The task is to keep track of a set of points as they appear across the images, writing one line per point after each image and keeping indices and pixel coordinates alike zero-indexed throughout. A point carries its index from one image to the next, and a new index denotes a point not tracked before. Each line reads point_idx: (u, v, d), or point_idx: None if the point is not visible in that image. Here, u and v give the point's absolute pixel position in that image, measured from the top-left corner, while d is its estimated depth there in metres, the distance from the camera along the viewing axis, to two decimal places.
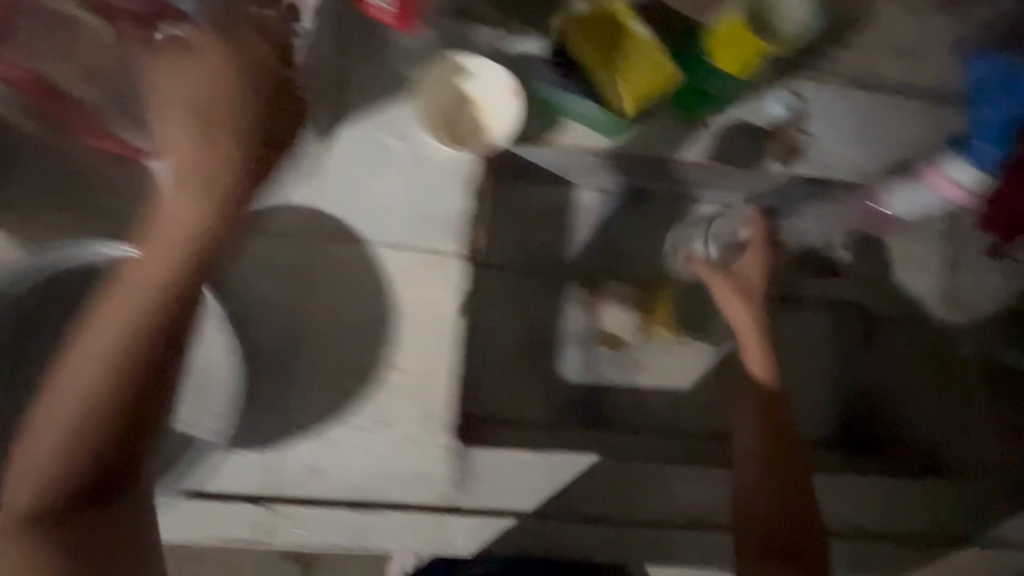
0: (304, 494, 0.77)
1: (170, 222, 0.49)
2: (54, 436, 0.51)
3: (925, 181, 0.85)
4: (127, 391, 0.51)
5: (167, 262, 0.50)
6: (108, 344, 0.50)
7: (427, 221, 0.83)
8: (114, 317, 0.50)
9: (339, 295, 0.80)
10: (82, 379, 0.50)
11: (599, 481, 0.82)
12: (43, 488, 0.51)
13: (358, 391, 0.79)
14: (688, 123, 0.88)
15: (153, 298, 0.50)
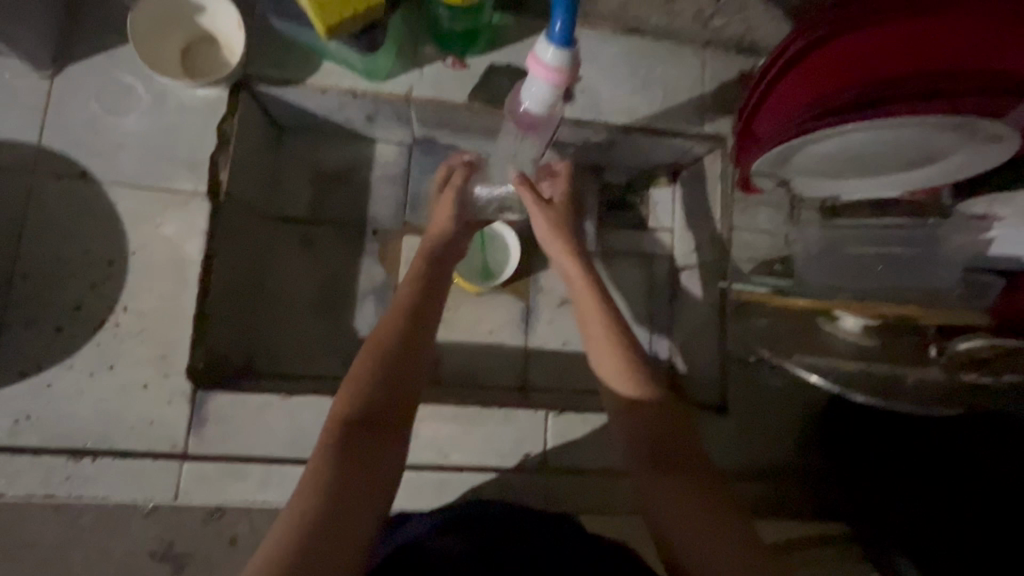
0: (12, 443, 0.71)
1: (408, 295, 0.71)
2: (319, 474, 0.53)
3: (528, 72, 0.52)
4: (367, 426, 0.58)
5: (411, 328, 0.67)
6: (368, 378, 0.62)
7: (165, 160, 0.79)
8: (373, 355, 0.64)
9: (63, 236, 0.76)
10: (342, 413, 0.59)
11: (465, 432, 0.81)
12: (308, 508, 0.51)
13: (80, 333, 0.74)
14: (452, 66, 0.87)
15: (401, 328, 0.67)
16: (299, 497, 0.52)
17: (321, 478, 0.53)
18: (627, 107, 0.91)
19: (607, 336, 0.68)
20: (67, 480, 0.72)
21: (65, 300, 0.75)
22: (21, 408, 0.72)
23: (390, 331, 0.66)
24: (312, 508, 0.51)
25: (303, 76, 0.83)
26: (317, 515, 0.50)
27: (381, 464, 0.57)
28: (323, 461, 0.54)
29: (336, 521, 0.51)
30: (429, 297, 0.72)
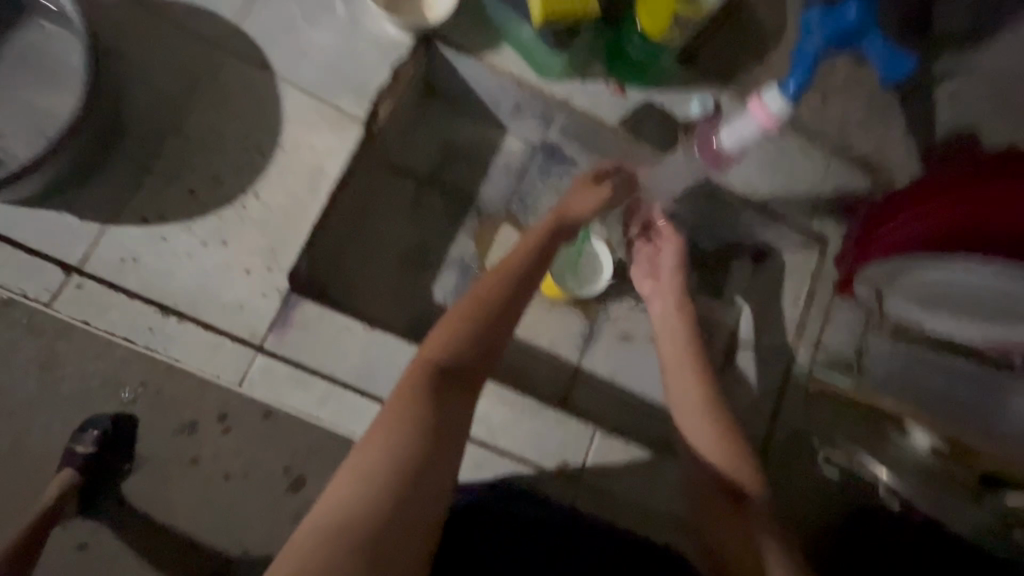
0: (110, 279, 0.73)
1: (494, 286, 0.68)
2: (382, 458, 0.51)
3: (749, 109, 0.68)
4: (445, 382, 0.59)
5: (500, 308, 0.66)
6: (448, 349, 0.61)
7: (339, 79, 0.83)
8: (460, 319, 0.64)
9: (224, 111, 0.79)
10: (410, 395, 0.56)
11: (516, 423, 0.83)
12: (368, 490, 0.49)
13: (208, 203, 0.77)
14: (613, 91, 0.93)
15: (496, 301, 0.66)
16: (356, 471, 0.50)
17: (386, 460, 0.51)
18: (752, 181, 0.96)
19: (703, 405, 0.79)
20: (147, 332, 0.73)
21: (204, 168, 0.77)
22: (131, 250, 0.74)
23: (477, 306, 0.65)
24: (373, 490, 0.49)
25: (484, 51, 0.89)
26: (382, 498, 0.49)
27: (452, 426, 0.56)
28: (390, 439, 0.53)
29: (404, 495, 0.51)
30: (515, 295, 0.68)
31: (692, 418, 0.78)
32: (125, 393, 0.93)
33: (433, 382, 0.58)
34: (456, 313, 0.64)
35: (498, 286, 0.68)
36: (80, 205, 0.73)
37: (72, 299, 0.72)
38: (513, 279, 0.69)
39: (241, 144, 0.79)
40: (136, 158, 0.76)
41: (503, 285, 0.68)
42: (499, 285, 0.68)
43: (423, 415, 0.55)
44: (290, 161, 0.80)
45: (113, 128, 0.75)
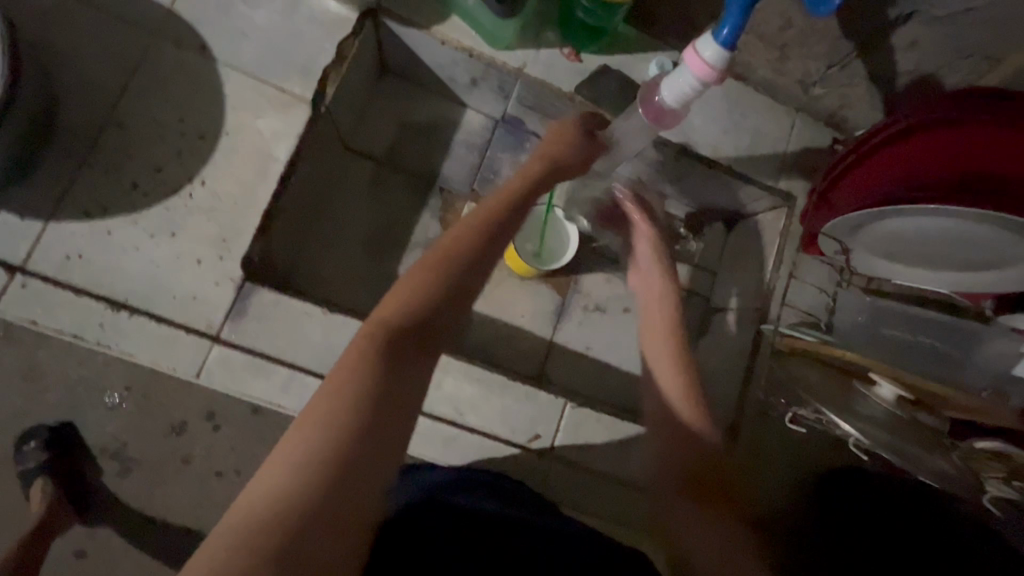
0: (56, 277, 0.71)
1: (462, 239, 0.61)
2: (324, 430, 0.47)
3: (682, 60, 0.59)
4: (399, 350, 0.54)
5: (466, 269, 0.60)
6: (403, 314, 0.56)
7: (283, 59, 0.81)
8: (420, 280, 0.58)
9: (164, 99, 0.77)
10: (359, 360, 0.52)
11: (484, 400, 0.82)
12: (304, 469, 0.45)
13: (154, 194, 0.75)
14: (567, 57, 0.91)
15: (464, 261, 0.60)
16: (294, 444, 0.47)
17: (328, 432, 0.47)
18: (714, 143, 0.95)
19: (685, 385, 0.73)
20: (99, 328, 0.72)
21: (146, 159, 0.75)
22: (75, 247, 0.72)
23: (441, 266, 0.59)
24: (311, 469, 0.46)
25: (432, 24, 0.87)
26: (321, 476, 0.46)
27: (402, 398, 0.52)
28: (332, 413, 0.48)
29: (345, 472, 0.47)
30: (485, 251, 0.62)
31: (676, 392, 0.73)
32: (110, 397, 0.90)
33: (386, 352, 0.53)
34: (417, 274, 0.59)
35: (467, 244, 0.61)
36: (21, 204, 0.71)
37: (19, 300, 0.70)
38: (484, 235, 0.63)
39: (184, 132, 0.77)
40: (75, 152, 0.74)
41: (473, 239, 0.62)
42: (468, 243, 0.61)
43: (373, 386, 0.51)
44: (236, 147, 0.78)
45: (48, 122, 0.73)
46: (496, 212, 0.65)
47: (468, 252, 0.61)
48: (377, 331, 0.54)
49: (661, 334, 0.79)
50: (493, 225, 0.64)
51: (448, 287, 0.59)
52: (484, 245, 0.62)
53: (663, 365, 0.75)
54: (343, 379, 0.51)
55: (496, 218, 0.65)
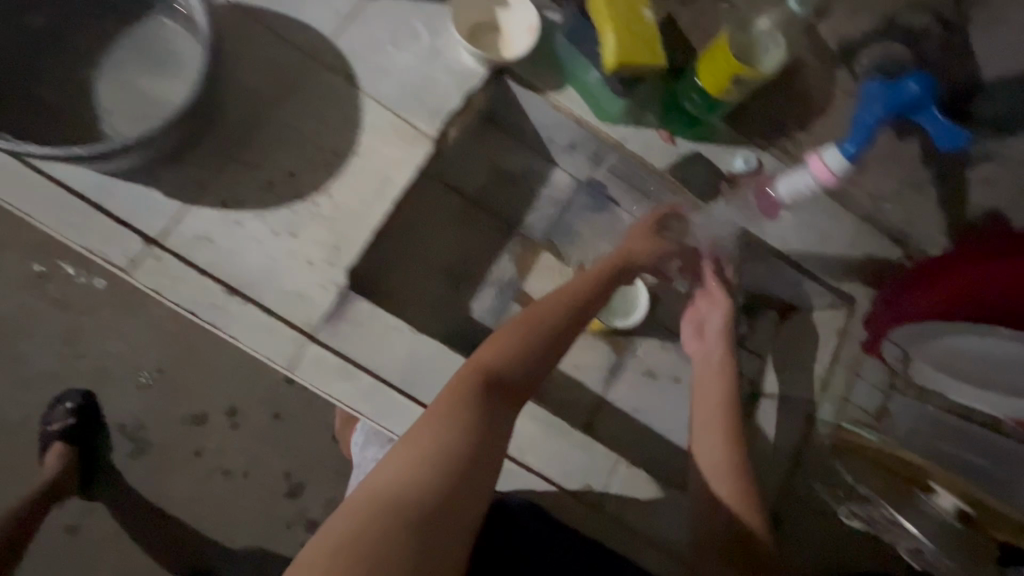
0: (184, 255, 0.77)
1: (551, 317, 0.76)
2: (437, 451, 0.60)
3: (809, 165, 0.82)
4: (497, 391, 0.67)
5: (551, 336, 0.75)
6: (503, 364, 0.70)
7: (416, 99, 0.90)
8: (515, 339, 0.72)
9: (308, 115, 0.85)
10: (464, 397, 0.65)
11: (544, 443, 0.85)
12: (425, 474, 0.58)
13: (283, 196, 0.82)
14: (664, 138, 0.99)
15: (551, 329, 0.75)
16: (415, 459, 0.59)
17: (440, 450, 0.60)
18: (787, 238, 1.01)
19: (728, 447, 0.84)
20: (213, 310, 0.77)
21: (283, 164, 0.82)
22: (206, 230, 0.78)
23: (532, 330, 0.74)
24: (429, 476, 0.58)
25: (550, 89, 0.95)
26: (437, 484, 0.58)
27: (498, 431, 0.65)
28: (445, 432, 0.61)
29: (454, 485, 0.59)
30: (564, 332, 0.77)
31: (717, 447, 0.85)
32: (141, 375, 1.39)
33: (486, 390, 0.67)
34: (512, 332, 0.73)
35: (550, 315, 0.76)
36: (168, 184, 0.78)
37: (147, 269, 0.75)
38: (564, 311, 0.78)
39: (320, 147, 0.84)
40: (224, 147, 0.81)
41: (557, 321, 0.76)
42: (552, 315, 0.76)
43: (478, 416, 0.64)
44: (362, 168, 0.85)
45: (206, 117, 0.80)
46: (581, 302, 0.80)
47: (552, 322, 0.76)
48: (480, 372, 0.68)
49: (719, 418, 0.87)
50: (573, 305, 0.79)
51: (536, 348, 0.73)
52: (565, 319, 0.77)
53: (713, 446, 0.85)
54: (453, 407, 0.64)
55: (578, 306, 0.79)
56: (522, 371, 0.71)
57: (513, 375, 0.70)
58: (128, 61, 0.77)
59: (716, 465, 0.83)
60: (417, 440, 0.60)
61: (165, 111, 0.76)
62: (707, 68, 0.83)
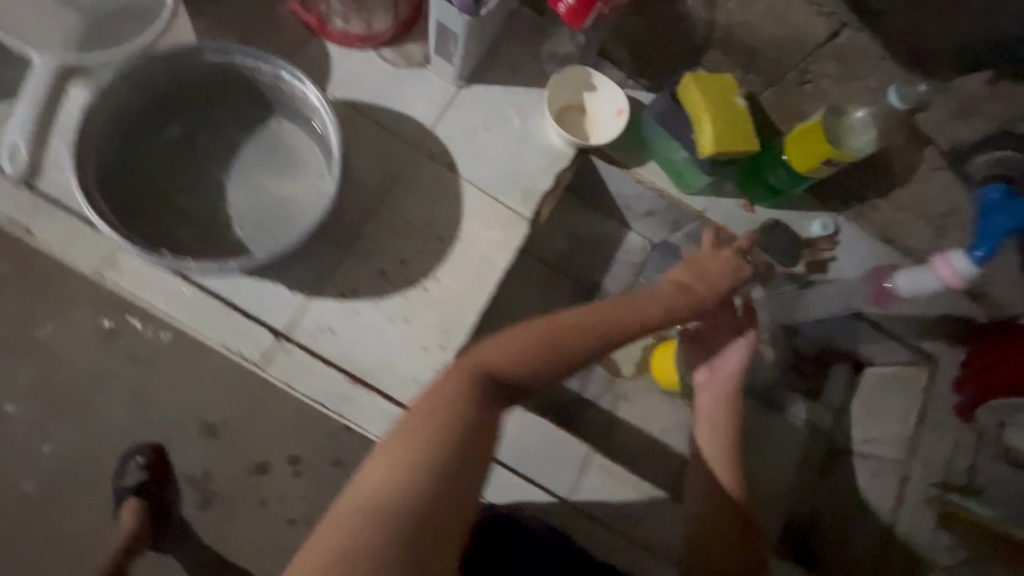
0: (309, 346, 0.81)
1: (579, 320, 0.64)
2: (417, 458, 0.53)
3: (931, 266, 0.74)
4: (491, 391, 0.59)
5: (573, 338, 0.63)
6: (508, 363, 0.60)
7: (511, 182, 0.93)
8: (540, 345, 0.61)
9: (416, 204, 0.89)
10: (454, 395, 0.57)
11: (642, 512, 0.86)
12: (396, 481, 0.51)
13: (396, 284, 0.85)
14: (744, 207, 1.02)
15: (577, 327, 0.63)
16: (397, 465, 0.52)
17: (416, 459, 0.53)
18: None
19: (726, 426, 0.80)
20: (340, 398, 0.81)
21: (395, 253, 0.86)
22: (328, 321, 0.82)
23: (557, 334, 0.62)
24: (400, 485, 0.51)
25: (636, 166, 0.98)
26: (401, 480, 0.52)
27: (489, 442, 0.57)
28: (428, 434, 0.55)
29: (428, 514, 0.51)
30: (602, 343, 0.64)
31: (712, 422, 0.80)
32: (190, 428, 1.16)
33: (479, 391, 0.58)
34: (527, 329, 0.62)
35: (579, 313, 0.64)
36: (290, 277, 0.82)
37: (276, 361, 0.80)
38: (593, 312, 0.65)
39: (425, 234, 0.88)
40: (339, 239, 0.85)
41: (595, 336, 0.64)
42: (581, 312, 0.65)
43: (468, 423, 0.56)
44: (466, 253, 0.89)
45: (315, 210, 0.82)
46: (635, 318, 0.67)
47: (592, 329, 0.64)
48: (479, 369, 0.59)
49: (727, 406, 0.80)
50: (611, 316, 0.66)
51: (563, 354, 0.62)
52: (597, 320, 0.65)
53: (715, 415, 0.80)
54: (438, 403, 0.57)
55: (625, 318, 0.66)
56: (531, 371, 0.61)
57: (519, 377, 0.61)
58: (251, 162, 0.82)
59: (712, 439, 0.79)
60: (414, 429, 0.55)
61: (295, 212, 0.81)
62: (798, 150, 0.87)
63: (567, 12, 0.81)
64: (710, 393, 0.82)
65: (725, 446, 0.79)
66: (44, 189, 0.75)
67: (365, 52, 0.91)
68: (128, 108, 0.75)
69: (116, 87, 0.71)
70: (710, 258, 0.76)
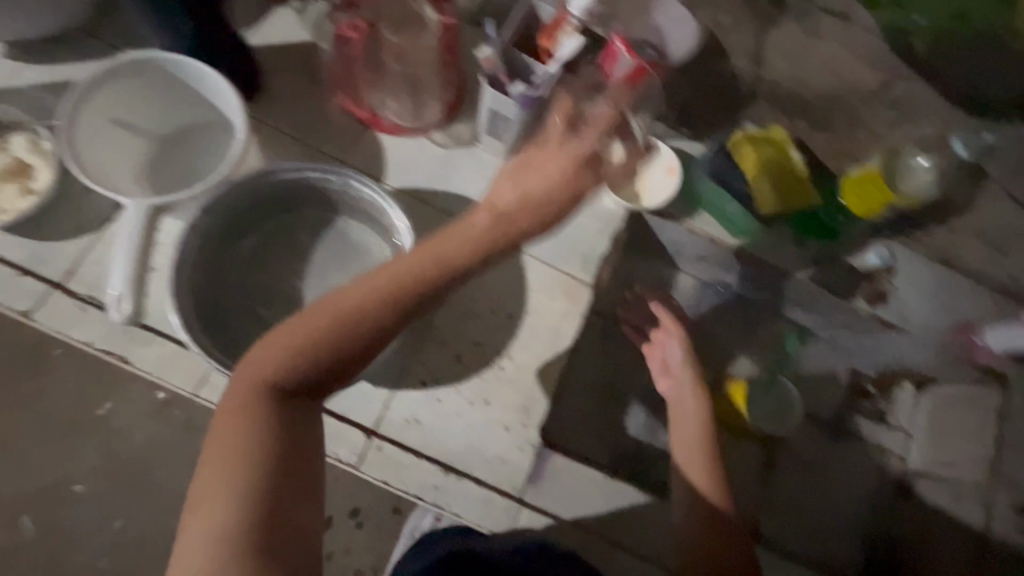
0: (398, 439, 0.82)
1: (372, 291, 0.57)
2: (227, 499, 0.50)
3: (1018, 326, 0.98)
4: (290, 400, 0.55)
5: (373, 313, 0.56)
6: (291, 364, 0.55)
7: (570, 249, 0.95)
8: (329, 331, 0.55)
9: (482, 282, 0.91)
10: (244, 417, 0.54)
11: None
12: (216, 537, 0.48)
13: (473, 366, 0.87)
14: (797, 245, 1.03)
15: (375, 299, 0.57)
16: (212, 511, 0.49)
17: (230, 499, 0.50)
18: (927, 323, 1.03)
19: (701, 420, 0.90)
20: (433, 489, 0.82)
21: (468, 335, 0.88)
22: (413, 412, 0.84)
23: (352, 317, 0.56)
24: (226, 540, 0.48)
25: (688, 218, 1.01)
26: (230, 539, 0.49)
27: (306, 450, 0.55)
28: (234, 467, 0.51)
29: (255, 547, 0.49)
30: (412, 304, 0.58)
31: (688, 415, 0.91)
32: None
33: (277, 406, 0.55)
34: (302, 321, 0.56)
35: (370, 280, 0.58)
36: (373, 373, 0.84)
37: (368, 459, 0.81)
38: (375, 279, 0.58)
39: (493, 311, 0.90)
40: (413, 330, 0.87)
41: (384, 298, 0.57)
42: (369, 279, 0.58)
43: (267, 439, 0.53)
44: (535, 326, 0.90)
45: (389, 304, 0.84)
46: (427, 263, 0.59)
47: (381, 293, 0.57)
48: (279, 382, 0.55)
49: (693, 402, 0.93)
50: (414, 271, 0.58)
51: (371, 336, 0.56)
52: (408, 286, 0.58)
53: (686, 411, 0.92)
54: (235, 432, 0.53)
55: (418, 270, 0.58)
56: (337, 368, 0.56)
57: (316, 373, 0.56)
58: (322, 265, 0.84)
59: (689, 435, 0.89)
60: (226, 462, 0.51)
61: None
62: (853, 195, 0.85)
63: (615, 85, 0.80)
64: (683, 394, 0.94)
65: (692, 434, 0.89)
66: (144, 321, 0.77)
67: (417, 139, 0.92)
68: (213, 227, 0.77)
69: (199, 221, 0.74)
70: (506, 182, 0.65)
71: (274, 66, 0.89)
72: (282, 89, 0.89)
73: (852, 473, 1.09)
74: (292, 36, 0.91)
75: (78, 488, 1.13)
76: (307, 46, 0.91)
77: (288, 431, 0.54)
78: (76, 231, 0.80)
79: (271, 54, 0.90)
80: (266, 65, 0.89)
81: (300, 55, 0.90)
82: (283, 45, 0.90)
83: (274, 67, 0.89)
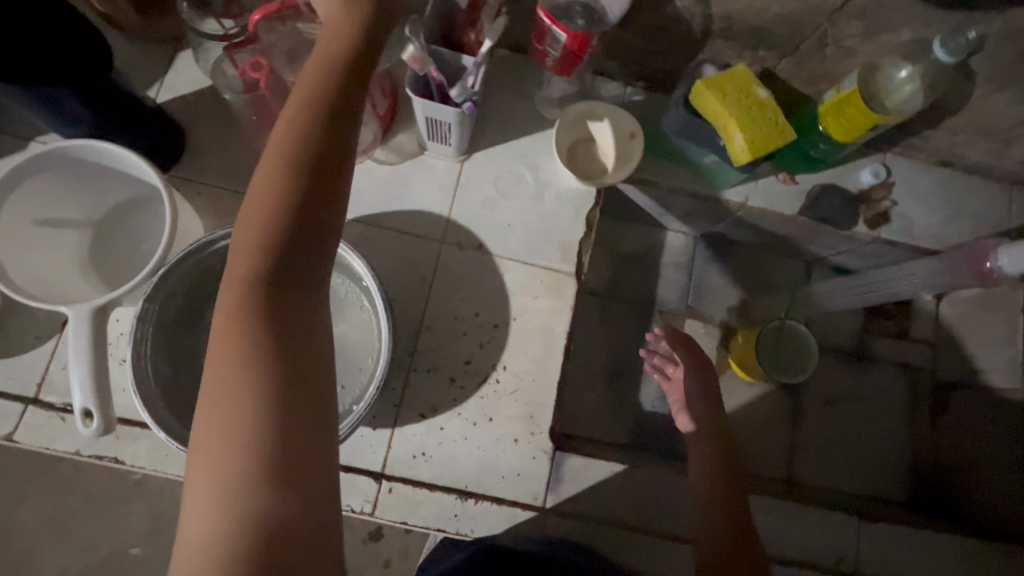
0: (409, 476, 0.81)
1: (296, 137, 0.51)
2: (240, 413, 0.48)
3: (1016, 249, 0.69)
4: (269, 290, 0.50)
5: (314, 165, 0.50)
6: (257, 252, 0.50)
7: (544, 241, 0.89)
8: (272, 199, 0.50)
9: (460, 296, 0.87)
10: (233, 322, 0.49)
11: (796, 533, 0.83)
12: (235, 458, 0.47)
13: (469, 385, 0.84)
14: (784, 181, 0.94)
15: (303, 148, 0.51)
16: (230, 428, 0.47)
17: (238, 411, 0.48)
18: (939, 234, 0.95)
19: (706, 373, 0.92)
20: (454, 518, 0.80)
21: (458, 355, 0.85)
22: (419, 446, 0.82)
23: (287, 173, 0.50)
24: (243, 458, 0.47)
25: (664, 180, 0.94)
26: (254, 447, 0.47)
27: (300, 339, 0.51)
28: (236, 380, 0.48)
29: (273, 456, 0.47)
30: (316, 188, 0.50)
31: (697, 370, 0.92)
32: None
33: (255, 300, 0.50)
34: (253, 201, 0.51)
35: (287, 132, 0.51)
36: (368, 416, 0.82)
37: (383, 502, 0.80)
38: (290, 128, 0.51)
39: (477, 322, 0.86)
40: (402, 361, 0.84)
41: (276, 197, 0.50)
42: (288, 129, 0.51)
43: (260, 341, 0.49)
44: (524, 329, 0.86)
45: (369, 341, 0.81)
46: (294, 150, 0.51)
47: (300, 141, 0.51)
48: (249, 276, 0.50)
49: (695, 366, 0.92)
50: (320, 104, 0.52)
51: (313, 187, 0.50)
52: (330, 122, 0.52)
53: (694, 373, 0.92)
54: (224, 346, 0.49)
55: (293, 159, 0.50)
56: (292, 239, 0.50)
57: (279, 254, 0.50)
58: None
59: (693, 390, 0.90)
60: (212, 442, 0.47)
61: (355, 353, 0.81)
62: (834, 122, 0.81)
63: (557, 62, 0.80)
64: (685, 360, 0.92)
65: (696, 392, 0.90)
66: (122, 418, 0.75)
67: (360, 163, 0.88)
68: (167, 310, 0.73)
69: (148, 308, 0.70)
70: (327, 35, 0.55)
71: (190, 119, 0.83)
72: (205, 139, 0.83)
73: (878, 394, 1.10)
74: (203, 79, 0.85)
75: (136, 551, 1.09)
76: (218, 90, 0.85)
77: (274, 324, 0.50)
78: (35, 341, 0.77)
79: (186, 106, 0.84)
80: (183, 118, 0.84)
81: (216, 98, 0.84)
82: (198, 93, 0.84)
83: (192, 118, 0.84)
